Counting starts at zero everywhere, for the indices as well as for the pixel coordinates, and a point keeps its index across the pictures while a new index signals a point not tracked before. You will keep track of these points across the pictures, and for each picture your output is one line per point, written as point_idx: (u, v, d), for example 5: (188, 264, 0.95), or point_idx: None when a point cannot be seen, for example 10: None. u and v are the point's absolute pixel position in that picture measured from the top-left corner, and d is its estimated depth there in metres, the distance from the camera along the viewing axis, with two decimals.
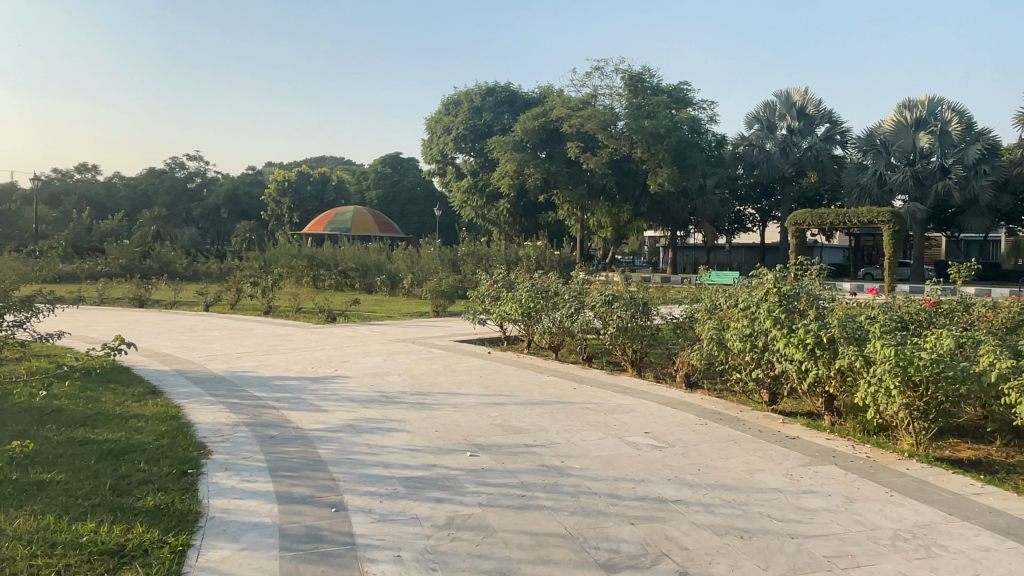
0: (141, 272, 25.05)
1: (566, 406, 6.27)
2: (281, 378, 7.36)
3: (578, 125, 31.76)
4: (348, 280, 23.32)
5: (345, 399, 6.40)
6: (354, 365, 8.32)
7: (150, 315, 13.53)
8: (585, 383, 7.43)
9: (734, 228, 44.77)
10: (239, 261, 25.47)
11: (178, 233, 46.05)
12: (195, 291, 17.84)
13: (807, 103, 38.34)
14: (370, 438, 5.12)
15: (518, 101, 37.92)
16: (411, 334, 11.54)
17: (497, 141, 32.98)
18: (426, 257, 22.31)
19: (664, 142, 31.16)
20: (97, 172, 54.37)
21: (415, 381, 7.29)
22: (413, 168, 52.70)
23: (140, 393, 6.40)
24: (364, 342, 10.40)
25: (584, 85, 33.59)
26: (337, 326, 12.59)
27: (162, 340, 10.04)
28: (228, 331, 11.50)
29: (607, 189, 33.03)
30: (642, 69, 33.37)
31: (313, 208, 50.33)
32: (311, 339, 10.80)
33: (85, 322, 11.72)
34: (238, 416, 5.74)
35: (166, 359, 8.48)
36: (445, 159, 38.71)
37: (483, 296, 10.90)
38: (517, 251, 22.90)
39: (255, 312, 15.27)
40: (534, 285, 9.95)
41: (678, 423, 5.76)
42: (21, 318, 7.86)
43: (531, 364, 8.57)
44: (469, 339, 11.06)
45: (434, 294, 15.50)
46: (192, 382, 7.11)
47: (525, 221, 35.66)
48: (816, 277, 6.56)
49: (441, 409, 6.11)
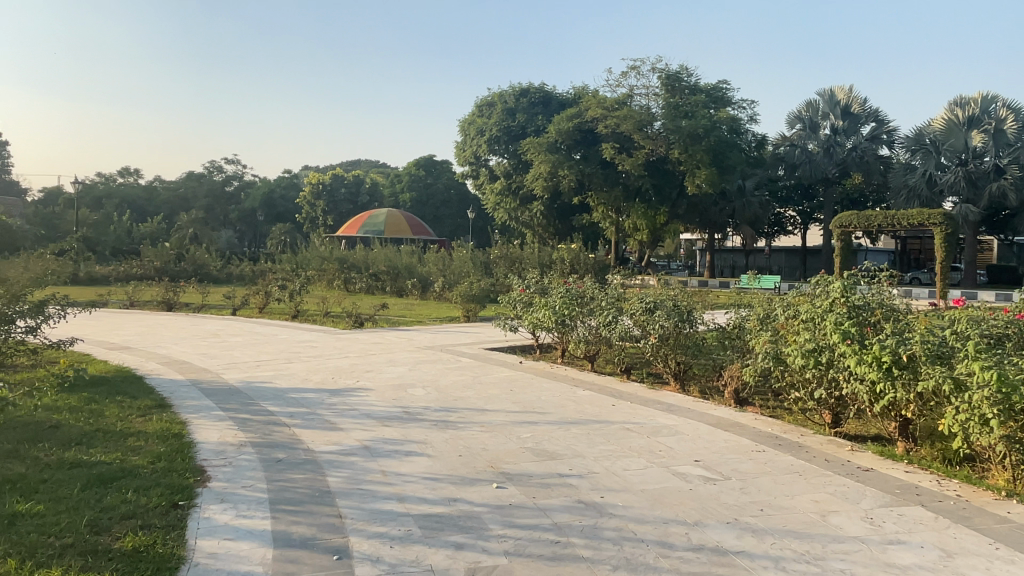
0: (175, 274, 25.14)
1: (605, 427, 5.66)
2: (297, 390, 6.89)
3: (613, 126, 31.04)
4: (379, 283, 22.89)
5: (364, 415, 5.90)
6: (377, 376, 7.83)
7: (176, 320, 13.28)
8: (624, 399, 6.81)
9: (775, 230, 43.46)
10: (271, 264, 25.37)
11: (216, 235, 46.59)
12: (225, 294, 17.68)
13: (851, 102, 36.96)
14: (386, 464, 4.59)
15: (553, 102, 37.36)
16: (439, 341, 11.03)
17: (530, 143, 32.50)
18: (458, 259, 21.85)
19: (702, 142, 30.24)
20: (139, 175, 55.44)
21: (441, 395, 6.76)
22: (447, 170, 52.38)
23: (147, 407, 5.98)
24: (389, 350, 9.92)
25: (620, 85, 32.85)
26: (364, 332, 12.16)
27: (182, 347, 9.70)
28: (250, 336, 11.16)
29: (642, 191, 32.26)
30: (680, 68, 32.50)
31: (347, 210, 50.43)
32: (335, 346, 10.36)
33: (109, 327, 11.50)
34: (246, 434, 5.27)
35: (182, 368, 8.10)
36: (478, 161, 38.32)
37: (515, 302, 10.34)
38: (551, 254, 22.34)
39: (282, 316, 14.97)
40: (569, 291, 9.34)
41: (731, 450, 5.10)
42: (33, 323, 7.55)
43: (565, 376, 7.98)
44: (500, 348, 10.50)
45: (465, 298, 14.99)
46: (203, 394, 6.69)
47: (559, 223, 35.07)
48: (888, 285, 5.85)
49: (467, 428, 5.56)
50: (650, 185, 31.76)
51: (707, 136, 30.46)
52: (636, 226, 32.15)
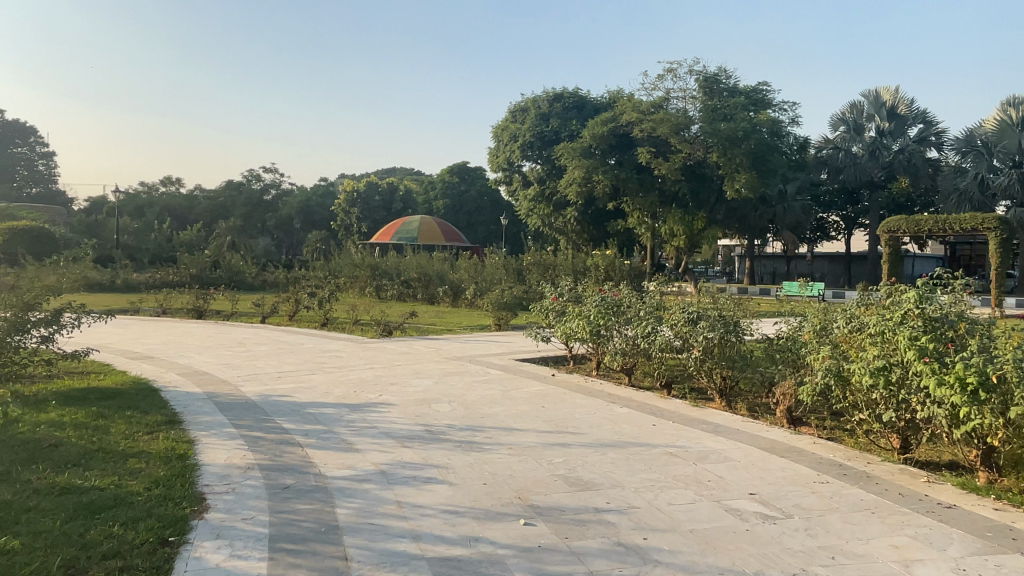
0: (211, 280, 25.24)
1: (646, 452, 5.12)
2: (315, 405, 6.50)
3: (650, 129, 30.42)
4: (410, 290, 22.60)
5: (383, 434, 5.47)
6: (401, 389, 7.40)
7: (205, 328, 13.09)
8: (666, 418, 6.26)
9: (817, 235, 42.12)
10: (304, 271, 25.31)
11: (253, 243, 47.12)
12: (257, 302, 17.56)
13: (898, 103, 35.69)
14: (403, 493, 4.15)
15: (587, 106, 36.88)
16: (468, 351, 10.59)
17: (564, 148, 32.07)
18: (490, 266, 21.43)
19: (742, 146, 29.38)
20: (180, 184, 56.46)
21: (468, 412, 6.29)
22: (481, 176, 52.11)
23: (156, 422, 5.65)
24: (416, 361, 9.51)
25: (656, 88, 32.22)
26: (392, 341, 11.79)
27: (205, 356, 9.44)
28: (275, 345, 10.88)
29: (679, 196, 31.55)
30: (719, 69, 31.70)
31: (381, 218, 50.55)
32: (360, 356, 10.00)
33: (136, 336, 11.34)
34: (255, 455, 4.87)
35: (200, 380, 7.78)
36: (512, 167, 37.90)
37: (547, 310, 9.84)
38: (586, 260, 21.85)
39: (311, 324, 14.74)
40: (604, 299, 8.81)
41: (791, 483, 4.52)
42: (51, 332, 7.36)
43: (601, 391, 7.44)
44: (532, 358, 10.00)
45: (496, 306, 14.55)
46: (218, 409, 6.34)
47: (593, 229, 34.49)
48: (967, 296, 5.22)
49: (494, 451, 5.09)
50: (686, 189, 31.01)
51: (746, 140, 29.59)
52: (672, 231, 31.26)
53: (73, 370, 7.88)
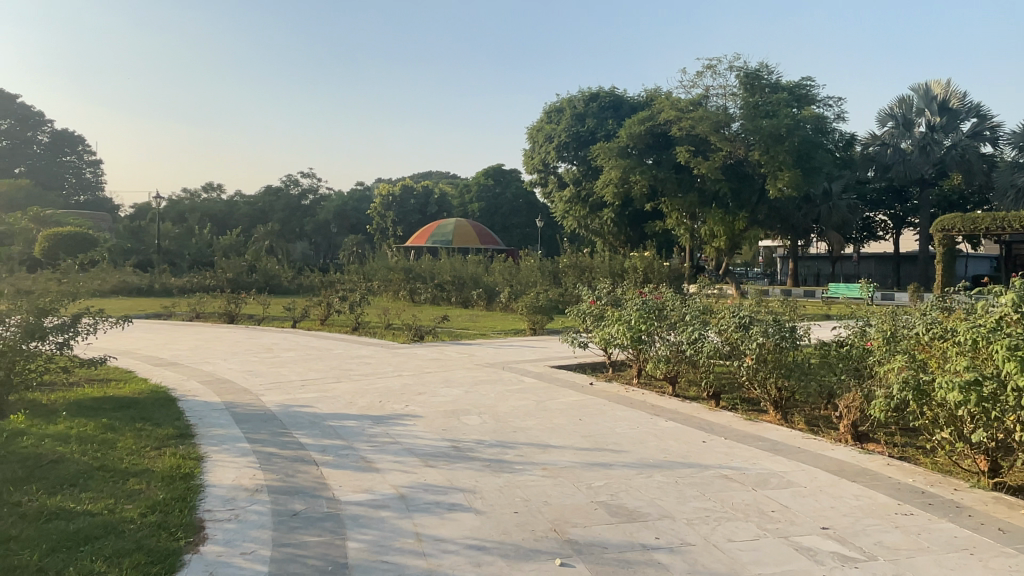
0: (248, 285, 25.35)
1: (698, 475, 4.56)
2: (336, 417, 6.09)
3: (688, 128, 29.69)
4: (444, 293, 22.21)
5: (405, 451, 5.02)
6: (428, 400, 6.95)
7: (234, 333, 12.88)
8: (717, 434, 5.68)
9: (864, 235, 40.61)
10: (339, 275, 25.19)
11: (291, 248, 47.51)
12: (290, 306, 17.39)
13: (949, 97, 34.31)
14: (424, 524, 3.67)
15: (624, 106, 36.15)
16: (501, 358, 10.09)
17: (600, 148, 31.49)
18: (525, 269, 20.94)
19: (785, 143, 28.38)
20: (221, 190, 57.41)
21: (498, 426, 5.80)
22: (516, 179, 51.66)
23: (167, 437, 5.30)
24: (445, 368, 9.06)
25: (695, 85, 31.42)
26: (422, 346, 11.36)
27: (229, 363, 9.14)
28: (302, 351, 10.56)
29: (719, 195, 30.62)
30: (760, 65, 30.73)
31: (416, 221, 50.40)
32: (388, 362, 9.59)
33: (164, 342, 11.15)
34: (266, 476, 4.45)
35: (221, 389, 7.45)
36: (547, 168, 37.36)
37: (583, 314, 9.31)
38: (623, 262, 21.24)
39: (342, 328, 14.43)
40: (645, 303, 8.27)
41: (869, 516, 3.94)
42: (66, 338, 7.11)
43: (643, 403, 6.87)
44: (568, 366, 9.47)
45: (530, 311, 14.04)
46: (234, 420, 5.97)
47: (631, 230, 33.77)
48: None
49: (527, 471, 4.59)
50: (728, 189, 30.04)
51: (790, 137, 28.58)
52: (714, 232, 30.57)
53: (92, 377, 7.63)
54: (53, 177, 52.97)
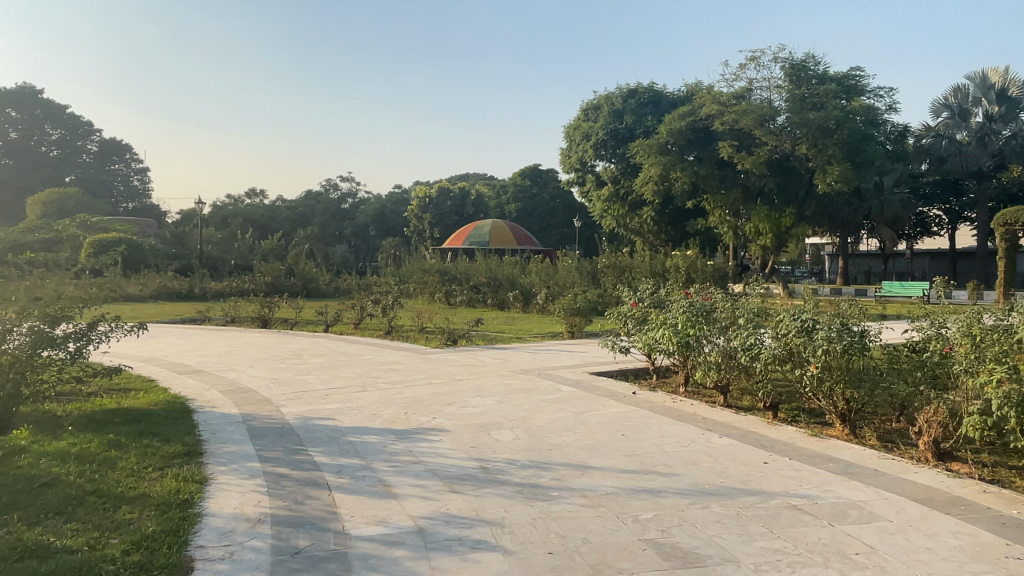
0: (287, 288, 25.45)
1: (764, 506, 3.94)
2: (356, 431, 5.60)
3: (732, 122, 28.73)
4: (480, 295, 21.77)
5: (429, 473, 4.51)
6: (458, 411, 6.44)
7: (266, 338, 12.61)
8: (780, 454, 5.03)
9: (917, 231, 38.83)
10: (375, 278, 25.01)
11: (330, 251, 47.79)
12: (326, 309, 17.13)
13: (1008, 85, 32.82)
14: (443, 567, 3.14)
15: (663, 101, 35.25)
16: (538, 363, 9.53)
17: (639, 145, 30.68)
18: (562, 270, 20.32)
19: (834, 136, 27.26)
20: (262, 196, 58.14)
21: (533, 444, 5.25)
22: (553, 179, 50.97)
23: (172, 455, 4.89)
24: (479, 374, 8.55)
25: (737, 78, 30.42)
26: (455, 351, 10.86)
27: (255, 370, 8.80)
28: (331, 356, 10.18)
29: (765, 191, 29.59)
30: (806, 56, 29.61)
31: (453, 223, 50.07)
32: (418, 368, 9.12)
33: (194, 348, 10.90)
34: (273, 502, 3.99)
35: (241, 398, 7.07)
36: (585, 167, 36.61)
37: (625, 317, 8.70)
38: (664, 262, 20.52)
39: (375, 332, 14.04)
40: (694, 305, 7.62)
41: (977, 562, 3.27)
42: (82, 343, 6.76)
43: (693, 416, 6.24)
44: (608, 372, 8.87)
45: (567, 313, 13.45)
46: (249, 436, 5.55)
47: (671, 229, 32.83)
48: None
49: (565, 499, 4.02)
50: (773, 184, 28.98)
51: (839, 129, 27.39)
52: (758, 229, 29.24)
53: (110, 387, 7.34)
54: (102, 184, 54.38)
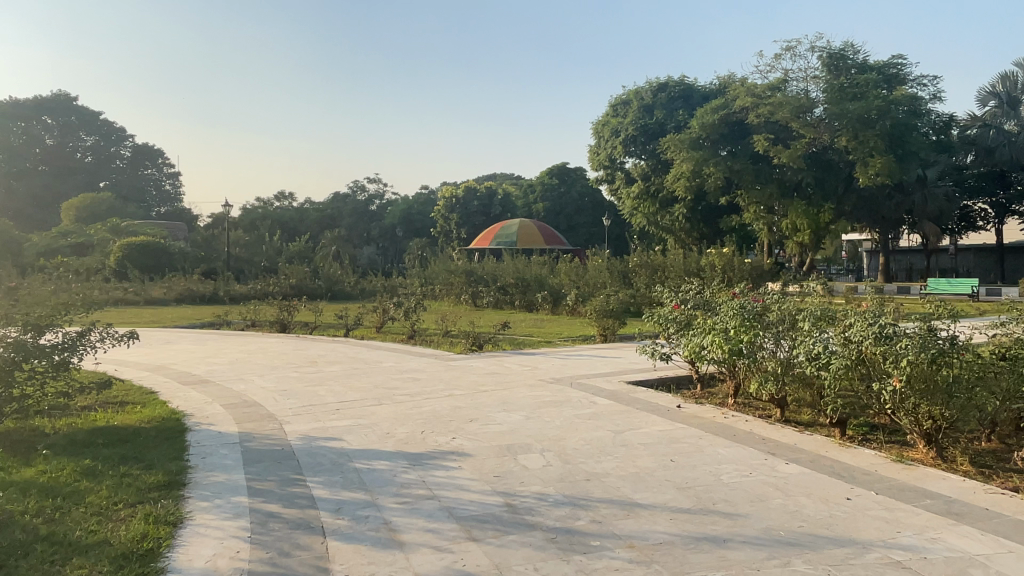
0: (311, 291, 25.15)
1: (860, 564, 3.13)
2: (364, 456, 4.88)
3: (767, 114, 27.69)
4: (507, 296, 21.02)
5: (443, 512, 3.78)
6: (481, 430, 5.70)
7: (284, 344, 12.02)
8: (864, 491, 4.19)
9: (961, 226, 36.98)
10: (402, 280, 24.46)
11: (357, 253, 47.53)
12: (349, 313, 16.56)
13: None
14: None
15: (695, 95, 34.22)
16: (569, 371, 8.74)
17: (670, 140, 29.73)
18: (593, 270, 19.49)
19: (875, 127, 26.00)
20: (290, 198, 58.20)
21: (566, 472, 4.48)
22: (581, 178, 50.03)
23: (150, 486, 4.22)
24: (505, 384, 7.80)
25: (772, 69, 29.29)
26: (481, 358, 10.13)
27: (265, 380, 8.16)
28: (348, 364, 9.51)
29: (802, 185, 28.41)
30: (845, 44, 28.39)
31: (480, 223, 49.38)
32: (439, 377, 8.42)
33: (206, 355, 10.34)
34: (249, 554, 3.28)
35: (244, 412, 6.42)
36: (614, 165, 35.61)
37: (667, 320, 7.87)
38: (699, 260, 19.64)
39: (397, 336, 13.39)
40: (746, 307, 6.81)
41: None
42: (70, 345, 6.12)
43: (751, 436, 5.42)
44: (648, 382, 8.06)
45: (599, 315, 12.63)
46: (243, 461, 4.87)
47: (704, 227, 31.72)
48: None
49: (610, 553, 3.24)
50: (811, 178, 27.85)
51: (881, 120, 26.11)
52: (796, 225, 27.91)
53: (104, 402, 6.76)
54: (135, 190, 54.90)
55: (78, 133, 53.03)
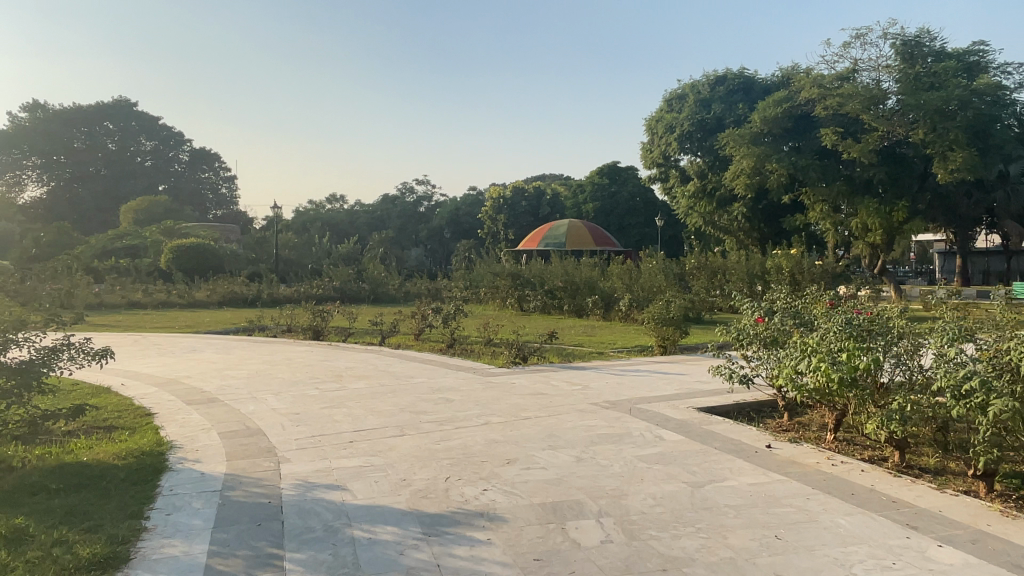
0: (355, 295, 24.53)
1: None
2: (369, 519, 3.77)
3: (835, 106, 25.81)
4: (555, 300, 19.80)
5: None
6: (524, 477, 4.53)
7: (312, 353, 11.08)
8: None
9: None
10: (447, 285, 23.51)
11: (405, 254, 47.01)
12: (389, 319, 15.62)
13: None
14: None
15: (756, 88, 32.23)
16: (627, 392, 7.49)
17: (729, 135, 28.14)
18: (647, 272, 18.12)
19: (956, 119, 23.86)
20: (341, 200, 58.23)
21: (634, 555, 3.27)
22: (633, 177, 48.19)
23: (79, 564, 3.19)
24: (552, 410, 6.60)
25: (840, 58, 27.27)
26: (524, 373, 8.95)
27: (279, 400, 7.18)
28: (377, 379, 8.47)
29: (872, 183, 26.30)
30: (920, 30, 26.15)
31: (528, 224, 48.33)
32: (475, 397, 7.31)
33: (225, 366, 9.45)
34: None
35: (241, 446, 5.38)
36: (668, 162, 34.11)
37: (747, 335, 6.51)
38: (765, 262, 18.51)
39: (436, 344, 12.36)
40: (855, 324, 5.49)
41: None
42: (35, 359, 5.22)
43: (876, 498, 4.13)
44: (721, 409, 6.78)
45: (657, 323, 11.30)
46: (215, 521, 3.79)
47: (765, 226, 29.88)
48: None
49: None
50: (883, 175, 25.73)
51: (962, 111, 23.96)
52: (866, 225, 25.73)
53: (84, 432, 5.83)
54: (192, 192, 55.72)
55: (138, 137, 54.06)
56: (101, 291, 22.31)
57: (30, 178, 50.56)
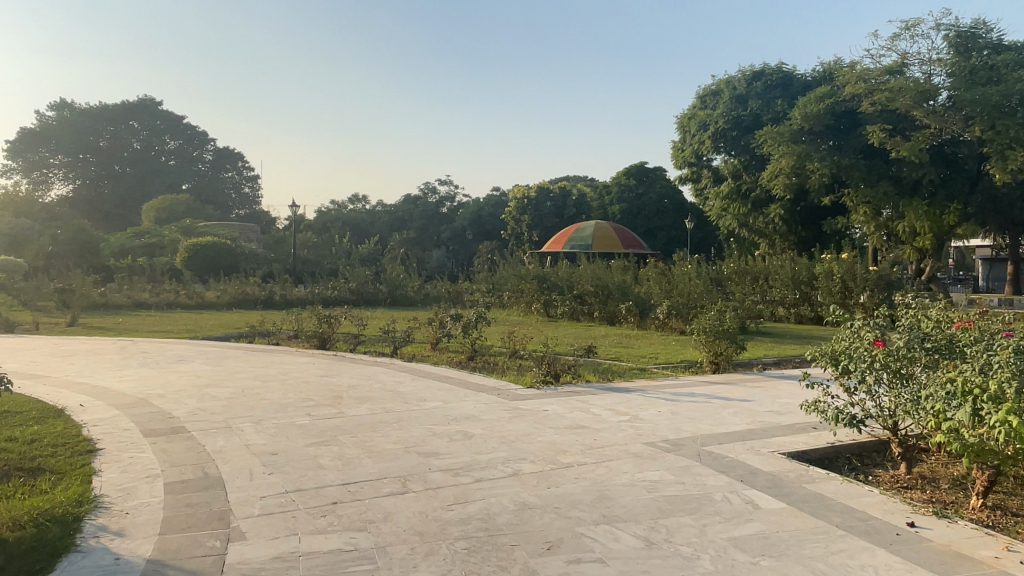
0: (371, 297, 23.38)
1: None
2: None
3: (883, 102, 23.75)
4: (585, 307, 18.30)
5: None
6: None
7: (313, 365, 9.75)
8: None
9: None
10: (469, 288, 22.13)
11: (426, 255, 45.87)
12: (403, 326, 14.25)
13: None
14: None
15: (796, 84, 30.33)
16: (689, 429, 6.00)
17: (767, 133, 26.26)
18: (684, 276, 16.53)
19: (1016, 117, 21.84)
20: (363, 200, 57.30)
21: None
22: (661, 178, 46.43)
23: None
24: (599, 454, 5.14)
25: (887, 51, 25.22)
26: (561, 397, 7.50)
27: (256, 431, 5.80)
28: (381, 404, 7.07)
29: (921, 184, 24.33)
30: (977, 20, 24.01)
31: (553, 225, 46.93)
32: (501, 431, 5.88)
33: (208, 383, 8.11)
34: None
35: (182, 508, 3.98)
36: (700, 161, 32.45)
37: (857, 363, 4.95)
38: (814, 268, 16.88)
39: (453, 356, 10.98)
40: None
41: None
42: None
43: None
44: (814, 455, 5.27)
45: (708, 337, 9.77)
46: None
47: (803, 229, 28.10)
48: None
49: None
50: (934, 175, 23.74)
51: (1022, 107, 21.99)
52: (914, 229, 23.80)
53: None
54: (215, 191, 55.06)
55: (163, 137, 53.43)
56: (107, 291, 21.29)
57: (56, 177, 50.24)
